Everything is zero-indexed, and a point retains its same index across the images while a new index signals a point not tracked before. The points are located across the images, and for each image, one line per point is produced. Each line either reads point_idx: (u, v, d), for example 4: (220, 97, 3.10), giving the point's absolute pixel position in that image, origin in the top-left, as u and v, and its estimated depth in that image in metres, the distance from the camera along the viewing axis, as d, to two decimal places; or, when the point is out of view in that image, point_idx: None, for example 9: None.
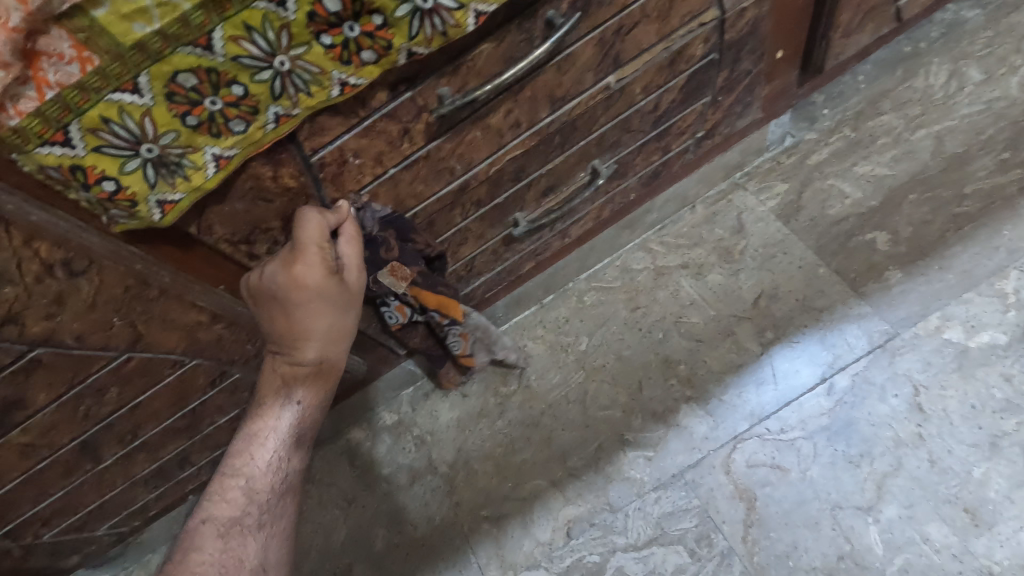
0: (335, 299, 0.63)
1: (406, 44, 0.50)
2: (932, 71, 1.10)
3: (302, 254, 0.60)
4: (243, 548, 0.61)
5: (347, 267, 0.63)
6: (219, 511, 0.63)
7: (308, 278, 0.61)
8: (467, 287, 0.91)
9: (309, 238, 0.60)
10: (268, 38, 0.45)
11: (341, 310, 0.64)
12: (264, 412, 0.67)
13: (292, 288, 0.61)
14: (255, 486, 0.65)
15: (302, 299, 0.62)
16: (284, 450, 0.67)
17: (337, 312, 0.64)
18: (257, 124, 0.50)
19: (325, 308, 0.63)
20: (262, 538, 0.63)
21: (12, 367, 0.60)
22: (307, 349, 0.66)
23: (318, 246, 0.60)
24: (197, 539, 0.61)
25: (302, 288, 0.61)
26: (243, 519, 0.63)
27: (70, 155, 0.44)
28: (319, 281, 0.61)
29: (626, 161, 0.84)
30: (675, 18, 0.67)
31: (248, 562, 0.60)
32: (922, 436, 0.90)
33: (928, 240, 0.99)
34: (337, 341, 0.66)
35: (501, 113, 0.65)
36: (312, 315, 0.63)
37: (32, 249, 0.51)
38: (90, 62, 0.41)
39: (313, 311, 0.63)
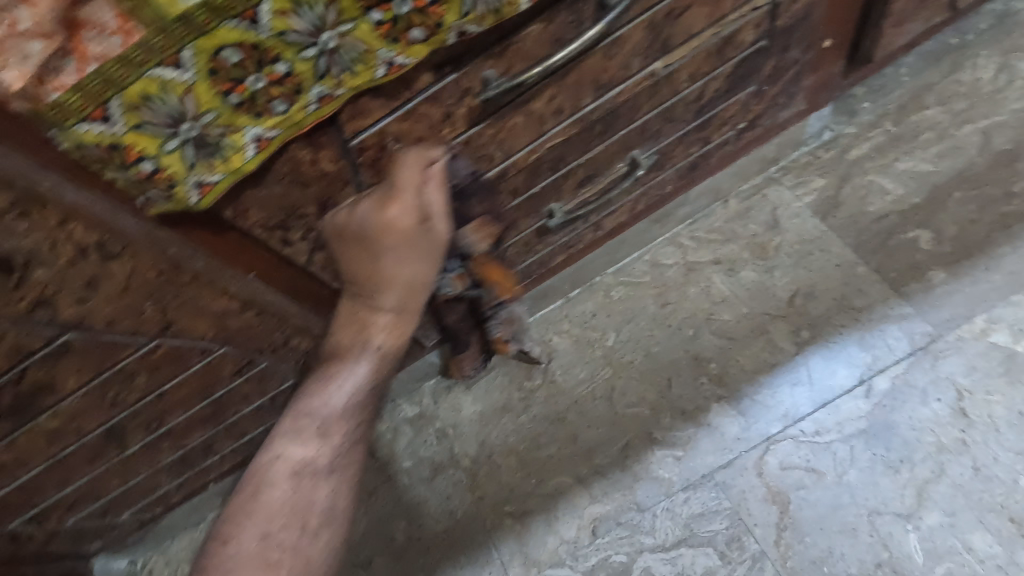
0: (422, 249, 0.59)
1: (458, 22, 0.48)
2: (979, 64, 1.06)
3: (396, 196, 0.57)
4: (312, 496, 0.58)
5: (436, 217, 0.58)
6: (293, 450, 0.59)
7: (396, 223, 0.58)
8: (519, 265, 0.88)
9: (405, 179, 0.57)
10: (317, 13, 0.43)
11: (426, 263, 0.60)
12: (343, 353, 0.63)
13: (380, 233, 0.58)
14: (328, 429, 0.60)
15: (389, 247, 0.59)
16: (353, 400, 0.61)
17: (422, 265, 0.60)
18: (300, 104, 0.48)
19: (410, 260, 0.60)
20: (331, 487, 0.59)
21: (42, 351, 0.58)
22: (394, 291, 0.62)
23: (411, 190, 0.57)
24: (271, 474, 0.58)
25: (389, 233, 0.58)
26: (315, 462, 0.59)
27: (109, 133, 0.43)
28: (409, 228, 0.58)
29: (666, 152, 0.82)
30: (728, 2, 0.65)
31: (317, 507, 0.58)
32: (966, 442, 0.87)
33: (974, 240, 0.96)
34: (417, 298, 0.62)
35: (544, 98, 0.63)
36: (396, 266, 0.60)
37: (68, 230, 0.49)
38: (132, 34, 0.38)
39: (400, 263, 0.60)
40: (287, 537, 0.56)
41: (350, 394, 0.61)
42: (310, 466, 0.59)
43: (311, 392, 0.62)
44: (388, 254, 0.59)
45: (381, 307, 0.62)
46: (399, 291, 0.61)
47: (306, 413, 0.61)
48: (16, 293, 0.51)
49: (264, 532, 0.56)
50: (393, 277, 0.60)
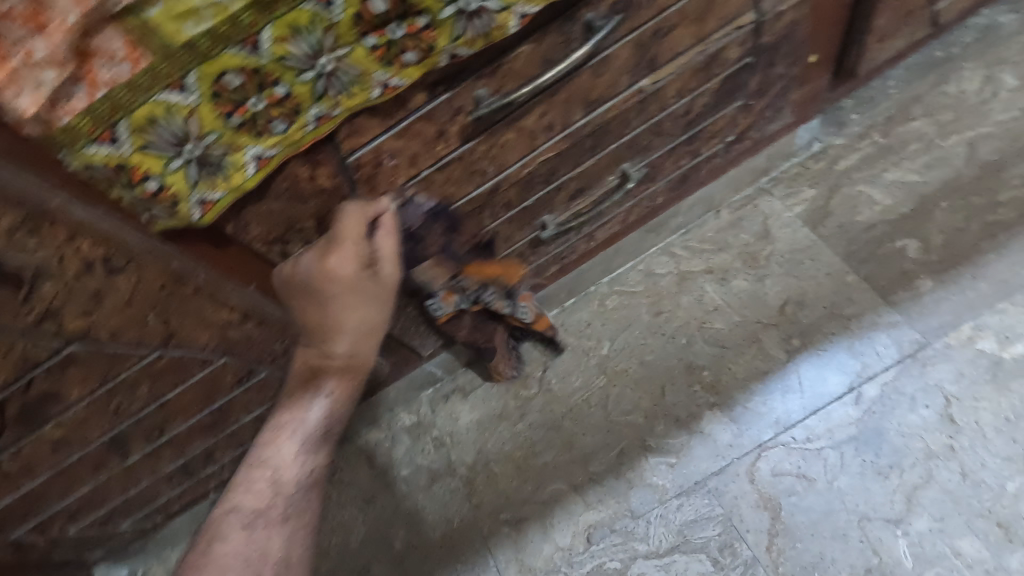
0: (368, 293, 0.63)
1: (450, 45, 0.50)
2: (965, 76, 1.09)
3: (340, 246, 0.61)
4: (267, 542, 0.63)
5: (382, 262, 0.62)
6: (244, 504, 0.64)
7: (343, 270, 0.61)
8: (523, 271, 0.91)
9: (350, 229, 0.60)
10: (314, 39, 0.45)
11: (375, 306, 0.64)
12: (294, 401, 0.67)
13: (327, 281, 0.61)
14: (280, 480, 0.65)
15: (335, 292, 0.62)
16: (308, 444, 0.67)
17: (371, 306, 0.64)
18: (298, 124, 0.50)
19: (358, 303, 0.63)
20: (286, 531, 0.64)
21: (48, 363, 0.60)
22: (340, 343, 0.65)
23: (355, 242, 0.61)
24: (223, 528, 0.63)
25: (336, 279, 0.61)
26: (267, 512, 0.64)
27: (117, 154, 0.45)
28: (353, 275, 0.61)
29: (656, 164, 0.84)
30: (712, 22, 0.67)
31: (269, 558, 0.62)
32: (954, 447, 0.88)
33: (961, 249, 0.98)
34: (373, 338, 0.66)
35: (535, 115, 0.65)
36: (345, 307, 0.63)
37: (75, 246, 0.51)
38: (140, 61, 0.40)
39: (348, 306, 0.63)
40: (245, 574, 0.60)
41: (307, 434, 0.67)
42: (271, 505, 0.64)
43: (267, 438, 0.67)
44: (337, 297, 0.62)
45: (337, 347, 0.66)
46: (350, 333, 0.65)
47: (262, 463, 0.66)
48: (24, 306, 0.53)
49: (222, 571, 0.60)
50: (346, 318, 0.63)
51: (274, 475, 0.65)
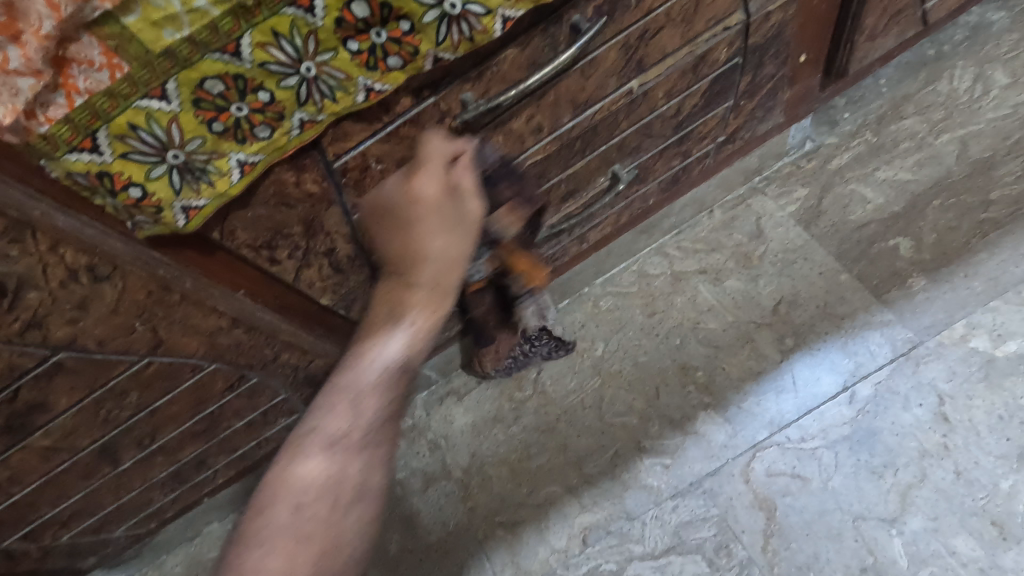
0: (450, 218, 0.56)
1: (433, 49, 0.50)
2: (955, 74, 1.09)
3: (423, 168, 0.57)
4: (345, 469, 0.53)
5: (464, 193, 0.57)
6: (325, 425, 0.54)
7: (428, 193, 0.56)
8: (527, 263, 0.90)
9: (432, 153, 0.57)
10: (296, 44, 0.45)
11: (457, 235, 0.57)
12: None
13: (408, 206, 0.57)
14: (364, 398, 0.55)
15: (419, 217, 0.56)
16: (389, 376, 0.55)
17: (452, 237, 0.56)
18: (283, 130, 0.50)
19: (437, 230, 0.56)
20: (364, 461, 0.53)
21: (35, 371, 0.59)
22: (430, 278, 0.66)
23: (439, 164, 0.57)
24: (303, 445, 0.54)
25: (418, 203, 0.57)
26: (348, 436, 0.53)
27: (97, 162, 0.44)
28: (434, 198, 0.56)
29: (647, 166, 0.84)
30: (700, 22, 0.67)
31: (346, 482, 0.53)
32: (947, 446, 0.88)
33: (953, 247, 0.98)
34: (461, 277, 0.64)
35: (523, 118, 0.65)
36: (424, 235, 0.56)
37: (59, 254, 0.51)
38: (119, 69, 0.41)
39: (425, 235, 0.56)
40: (321, 507, 0.51)
41: (386, 370, 0.55)
42: (341, 440, 0.53)
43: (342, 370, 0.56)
44: (413, 224, 0.57)
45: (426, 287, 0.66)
46: None
47: (343, 386, 0.55)
48: (9, 315, 0.53)
49: (298, 503, 0.51)
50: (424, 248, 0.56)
51: None
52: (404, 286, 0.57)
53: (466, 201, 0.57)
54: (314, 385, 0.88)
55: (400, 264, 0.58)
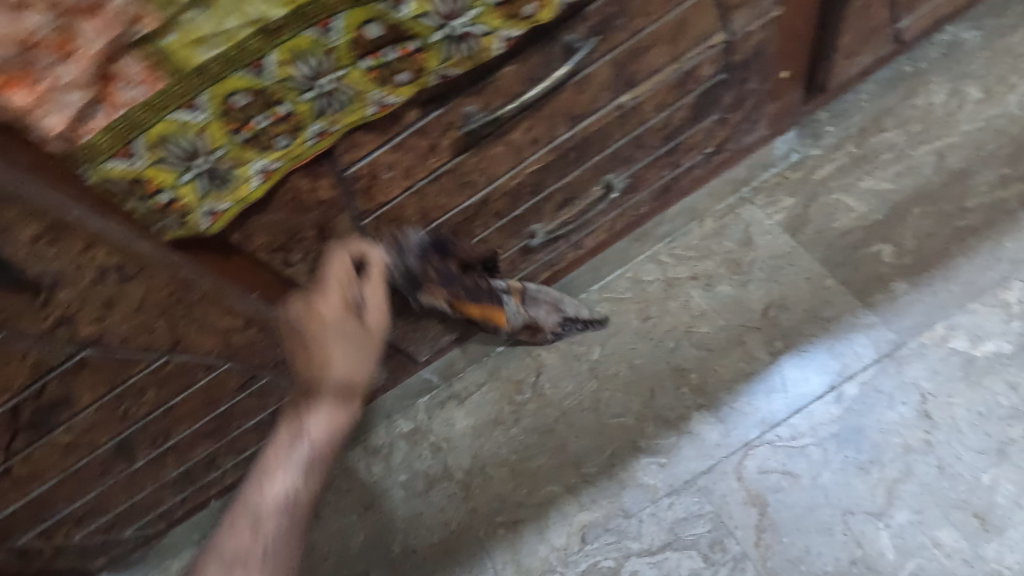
0: (353, 334, 0.61)
1: (439, 66, 0.54)
2: (932, 89, 1.14)
3: (326, 288, 0.62)
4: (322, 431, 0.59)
5: (369, 308, 0.64)
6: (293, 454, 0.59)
7: (328, 308, 0.61)
8: None
9: (331, 277, 0.63)
10: (316, 62, 0.50)
11: (364, 350, 0.62)
12: (274, 450, 0.60)
13: (310, 317, 0.61)
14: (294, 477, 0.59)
15: (318, 335, 0.60)
16: (297, 476, 0.59)
17: (358, 356, 0.61)
18: (300, 140, 0.55)
19: (342, 343, 0.61)
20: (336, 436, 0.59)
21: (61, 368, 0.63)
22: (321, 391, 0.59)
23: (339, 278, 0.63)
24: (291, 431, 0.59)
25: (321, 311, 0.61)
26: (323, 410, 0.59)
27: (133, 169, 0.49)
28: (336, 317, 0.61)
29: (639, 175, 0.88)
30: (685, 41, 0.71)
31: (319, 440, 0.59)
32: (930, 442, 0.91)
33: (932, 252, 1.02)
34: (359, 387, 0.61)
35: (521, 130, 0.69)
36: (329, 350, 0.60)
37: (91, 255, 0.55)
38: (155, 84, 0.45)
39: (330, 344, 0.60)
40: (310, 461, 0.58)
41: (302, 465, 0.59)
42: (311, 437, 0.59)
43: (254, 482, 0.60)
44: (314, 335, 0.60)
45: (319, 396, 0.59)
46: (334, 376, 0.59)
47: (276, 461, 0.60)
48: (42, 312, 0.56)
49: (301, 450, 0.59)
50: (330, 360, 0.60)
51: (266, 506, 0.59)
52: (310, 392, 0.59)
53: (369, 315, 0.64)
54: None
55: (307, 379, 0.60)
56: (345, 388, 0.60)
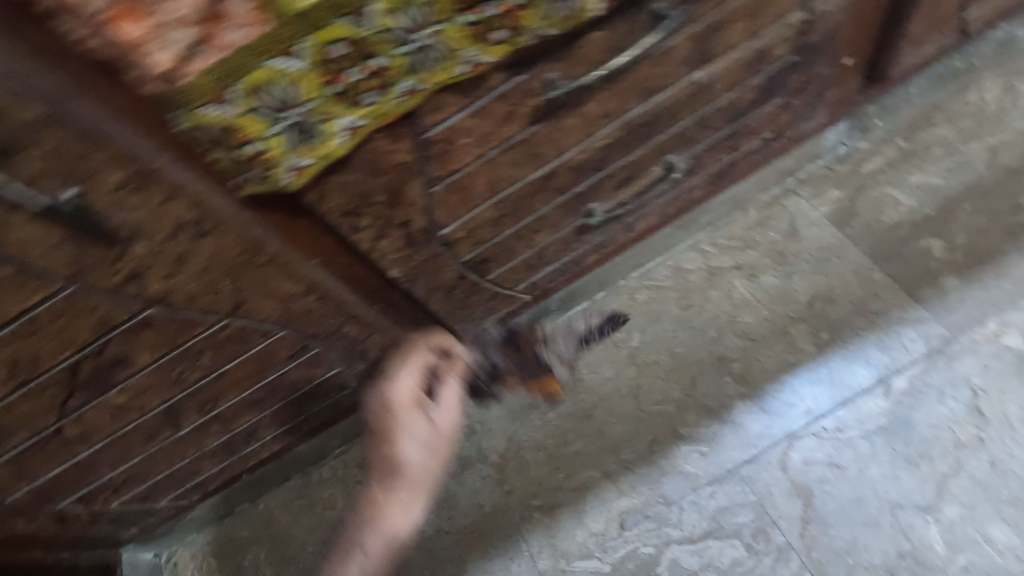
0: (428, 426, 0.76)
1: (536, 25, 0.53)
2: (984, 86, 1.13)
3: (401, 379, 0.76)
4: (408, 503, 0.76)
5: (442, 401, 0.78)
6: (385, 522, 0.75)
7: (408, 409, 0.75)
8: (534, 275, 0.94)
9: (410, 370, 0.77)
10: (417, 14, 0.48)
11: (436, 435, 0.77)
12: (365, 518, 0.75)
13: (391, 415, 0.75)
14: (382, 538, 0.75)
15: (397, 426, 0.75)
16: (382, 541, 0.74)
17: (431, 443, 0.76)
18: (389, 96, 0.53)
19: (418, 435, 0.76)
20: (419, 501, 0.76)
21: (126, 325, 0.61)
22: (401, 473, 0.75)
23: (418, 378, 0.78)
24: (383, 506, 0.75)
25: (401, 410, 0.75)
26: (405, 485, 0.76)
27: (227, 116, 0.47)
28: (412, 411, 0.75)
29: (698, 158, 0.87)
30: (766, 18, 0.70)
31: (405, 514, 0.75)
32: (982, 438, 0.91)
33: (984, 248, 1.01)
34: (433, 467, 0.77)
35: (597, 102, 0.68)
36: (406, 438, 0.75)
37: (170, 207, 0.53)
38: (260, 28, 0.43)
39: (404, 438, 0.75)
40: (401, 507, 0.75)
41: (387, 531, 0.75)
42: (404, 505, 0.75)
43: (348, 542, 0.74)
44: (392, 429, 0.75)
45: (399, 475, 0.75)
46: (412, 459, 0.76)
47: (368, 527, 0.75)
48: (115, 265, 0.55)
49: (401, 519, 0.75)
50: (404, 452, 0.75)
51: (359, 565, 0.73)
52: (392, 469, 0.76)
53: (443, 415, 0.78)
54: (367, 360, 0.90)
55: (389, 462, 0.75)
56: (420, 471, 0.76)
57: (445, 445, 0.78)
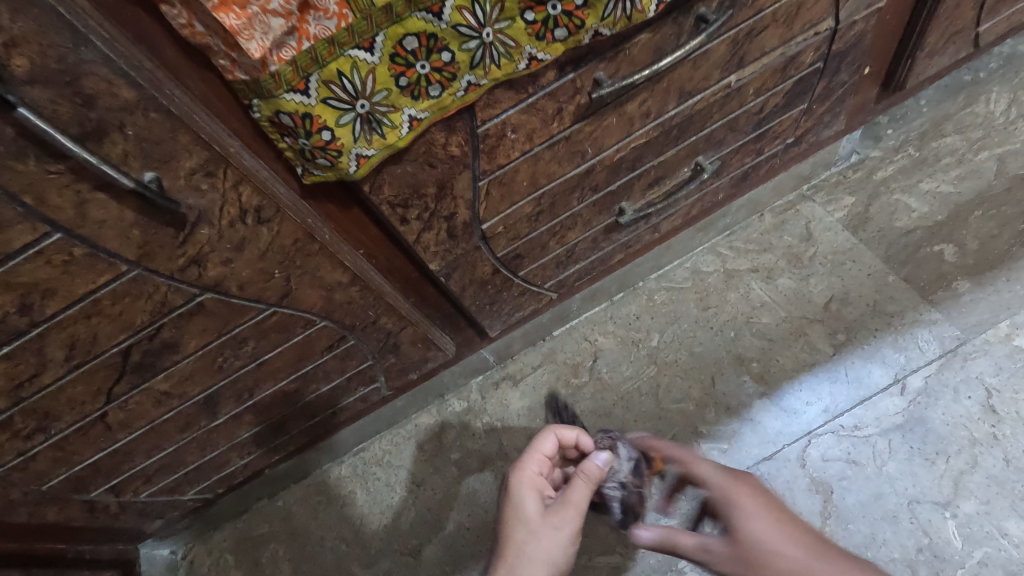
0: (545, 520, 0.73)
1: (596, 24, 0.55)
2: (992, 98, 1.17)
3: (530, 457, 0.79)
4: None
5: (568, 500, 0.74)
6: None
7: (526, 489, 0.76)
8: (562, 273, 0.95)
9: (539, 451, 0.80)
10: (485, 10, 0.50)
11: (549, 532, 0.72)
12: None
13: (513, 491, 0.76)
14: None
15: (516, 501, 0.75)
16: None
17: (543, 541, 0.72)
18: (451, 90, 0.55)
19: (534, 530, 0.72)
20: None
21: (180, 309, 0.63)
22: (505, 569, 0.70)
23: (544, 464, 0.79)
24: None
25: (521, 490, 0.76)
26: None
27: (303, 104, 0.49)
28: (533, 488, 0.76)
29: (725, 160, 0.90)
30: (798, 25, 0.73)
31: None
32: (997, 436, 0.94)
33: (995, 253, 1.05)
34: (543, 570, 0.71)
35: (637, 102, 0.70)
36: (521, 527, 0.73)
37: (238, 192, 0.55)
38: (345, 19, 0.46)
39: (516, 520, 0.74)
40: None
41: None
42: None
43: None
44: (511, 509, 0.75)
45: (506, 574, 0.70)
46: (520, 552, 0.71)
47: None
48: (179, 248, 0.56)
49: None
50: (513, 537, 0.72)
51: None
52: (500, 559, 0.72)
53: (560, 511, 0.73)
54: (398, 354, 0.92)
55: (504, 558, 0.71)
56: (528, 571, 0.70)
57: (550, 534, 0.72)
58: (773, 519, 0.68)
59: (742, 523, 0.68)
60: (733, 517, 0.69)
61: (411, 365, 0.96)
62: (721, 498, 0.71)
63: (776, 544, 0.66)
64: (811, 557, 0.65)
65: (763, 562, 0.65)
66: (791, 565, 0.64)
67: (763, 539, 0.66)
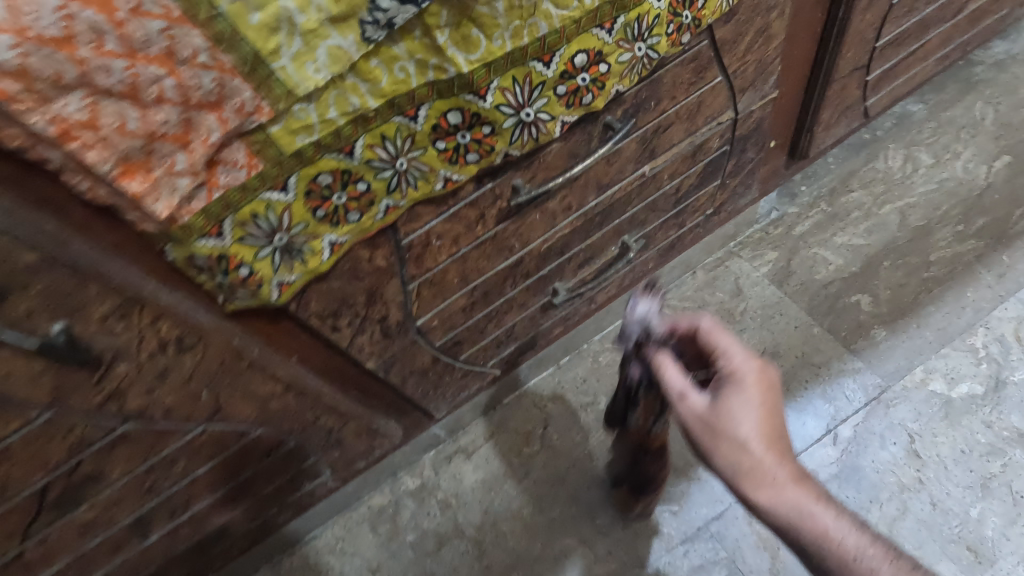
0: None
1: (505, 147, 0.59)
2: (888, 155, 1.28)
3: None
4: None
5: None
6: None
7: None
8: (504, 351, 0.96)
9: None
10: (397, 144, 0.53)
11: None
12: None
13: None
14: None
15: None
16: None
17: None
18: (370, 214, 0.56)
19: None
20: None
21: (100, 442, 0.61)
22: None
23: None
24: None
25: None
26: None
27: (218, 246, 0.50)
28: None
29: (650, 235, 0.95)
30: (700, 119, 0.78)
31: None
32: (922, 479, 0.99)
33: (905, 302, 1.13)
34: None
35: (558, 199, 0.74)
36: None
37: (156, 328, 0.55)
38: (255, 168, 0.47)
39: None
40: None
41: None
42: None
43: None
44: None
45: None
46: None
47: None
48: (95, 386, 0.55)
49: None
50: None
51: None
52: None
53: None
54: (342, 447, 0.91)
55: None
56: None
57: None
58: (761, 418, 0.62)
59: (728, 399, 0.63)
60: (721, 391, 0.64)
61: (357, 456, 0.95)
62: (727, 372, 0.65)
63: (748, 434, 0.62)
64: (776, 462, 0.61)
65: (722, 441, 0.62)
66: (747, 458, 0.61)
67: (739, 421, 0.62)
